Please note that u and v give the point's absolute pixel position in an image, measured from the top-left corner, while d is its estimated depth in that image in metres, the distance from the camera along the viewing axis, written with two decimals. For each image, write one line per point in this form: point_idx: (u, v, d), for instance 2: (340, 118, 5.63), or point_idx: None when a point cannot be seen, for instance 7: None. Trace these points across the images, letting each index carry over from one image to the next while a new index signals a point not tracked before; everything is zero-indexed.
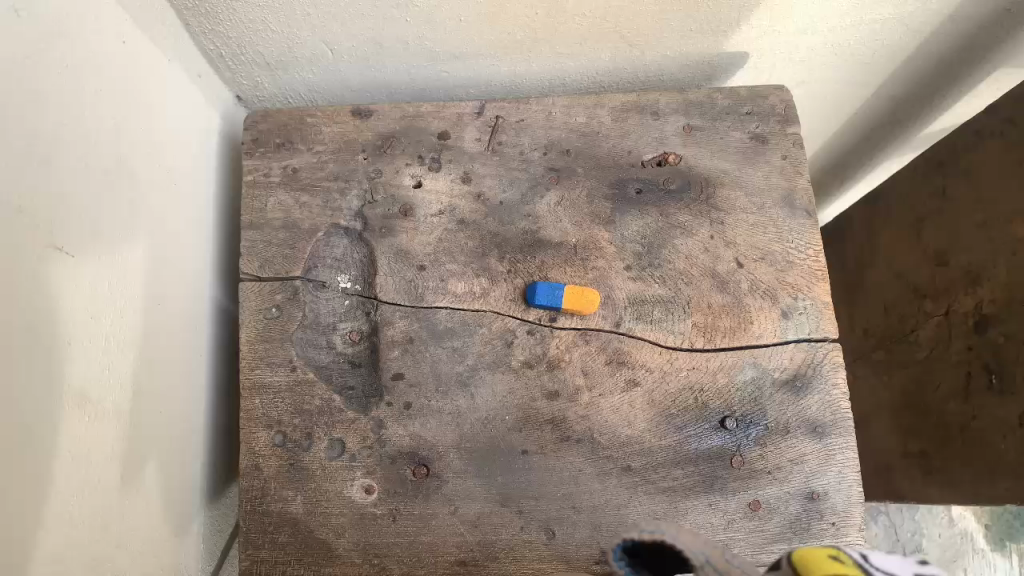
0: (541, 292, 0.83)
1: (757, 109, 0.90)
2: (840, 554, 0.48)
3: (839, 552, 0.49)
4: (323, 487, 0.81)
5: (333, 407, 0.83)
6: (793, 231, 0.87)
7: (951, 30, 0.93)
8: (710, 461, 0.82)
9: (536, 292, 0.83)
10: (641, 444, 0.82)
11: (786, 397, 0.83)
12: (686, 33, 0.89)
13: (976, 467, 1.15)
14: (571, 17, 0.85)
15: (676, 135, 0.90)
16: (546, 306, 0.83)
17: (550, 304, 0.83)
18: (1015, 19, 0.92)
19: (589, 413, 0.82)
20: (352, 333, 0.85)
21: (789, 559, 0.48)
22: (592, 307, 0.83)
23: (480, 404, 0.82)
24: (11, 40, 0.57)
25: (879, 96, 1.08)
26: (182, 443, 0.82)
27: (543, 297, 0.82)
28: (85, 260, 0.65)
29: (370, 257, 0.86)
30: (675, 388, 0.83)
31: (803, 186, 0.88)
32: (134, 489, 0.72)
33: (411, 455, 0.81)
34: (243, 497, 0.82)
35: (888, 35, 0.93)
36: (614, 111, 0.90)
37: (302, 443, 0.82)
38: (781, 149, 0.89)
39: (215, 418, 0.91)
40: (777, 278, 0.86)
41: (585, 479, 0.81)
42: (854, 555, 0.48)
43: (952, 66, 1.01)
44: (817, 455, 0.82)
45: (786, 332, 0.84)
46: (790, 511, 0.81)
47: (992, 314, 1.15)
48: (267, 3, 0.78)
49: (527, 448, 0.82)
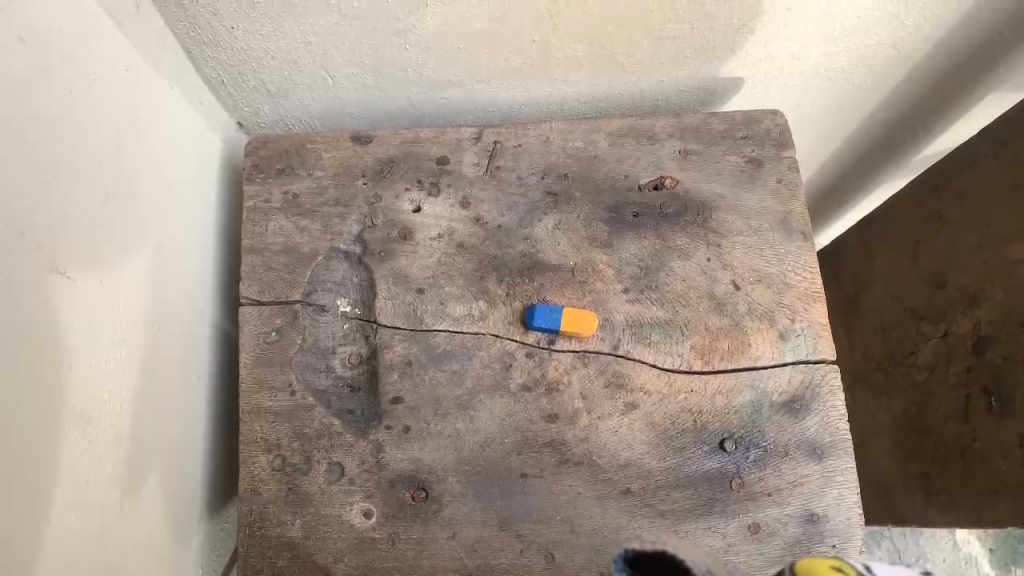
0: (540, 313, 0.83)
1: (753, 133, 0.91)
2: (844, 564, 0.47)
3: (842, 562, 0.48)
4: (322, 511, 0.81)
5: (333, 431, 0.83)
6: (791, 253, 0.87)
7: (944, 55, 0.95)
8: (710, 483, 0.82)
9: (536, 313, 0.83)
10: (641, 466, 0.82)
11: (785, 419, 0.83)
12: (682, 58, 0.90)
13: (976, 488, 1.19)
14: (568, 43, 0.86)
15: (672, 159, 0.90)
16: (546, 328, 0.84)
17: (550, 326, 0.83)
18: (1008, 43, 0.94)
19: (588, 436, 0.82)
20: (352, 356, 0.86)
21: (792, 567, 0.48)
22: (590, 328, 0.84)
23: (479, 427, 0.83)
24: (18, 65, 0.58)
25: (876, 118, 1.09)
26: (182, 464, 0.82)
27: (541, 318, 0.83)
28: (88, 285, 0.66)
29: (370, 281, 0.87)
30: (674, 410, 0.83)
31: (800, 209, 0.89)
32: (132, 512, 0.71)
33: (410, 478, 0.82)
34: (242, 521, 0.82)
35: (884, 58, 0.94)
36: (611, 136, 0.91)
37: (301, 467, 0.82)
38: (776, 173, 0.90)
39: (214, 442, 0.91)
40: (776, 300, 0.86)
41: (584, 502, 0.81)
42: (857, 564, 0.48)
43: (950, 85, 1.01)
44: (817, 477, 0.82)
45: (785, 354, 0.84)
46: (791, 533, 0.81)
47: (991, 335, 1.21)
48: (269, 30, 0.79)
49: (526, 471, 0.82)
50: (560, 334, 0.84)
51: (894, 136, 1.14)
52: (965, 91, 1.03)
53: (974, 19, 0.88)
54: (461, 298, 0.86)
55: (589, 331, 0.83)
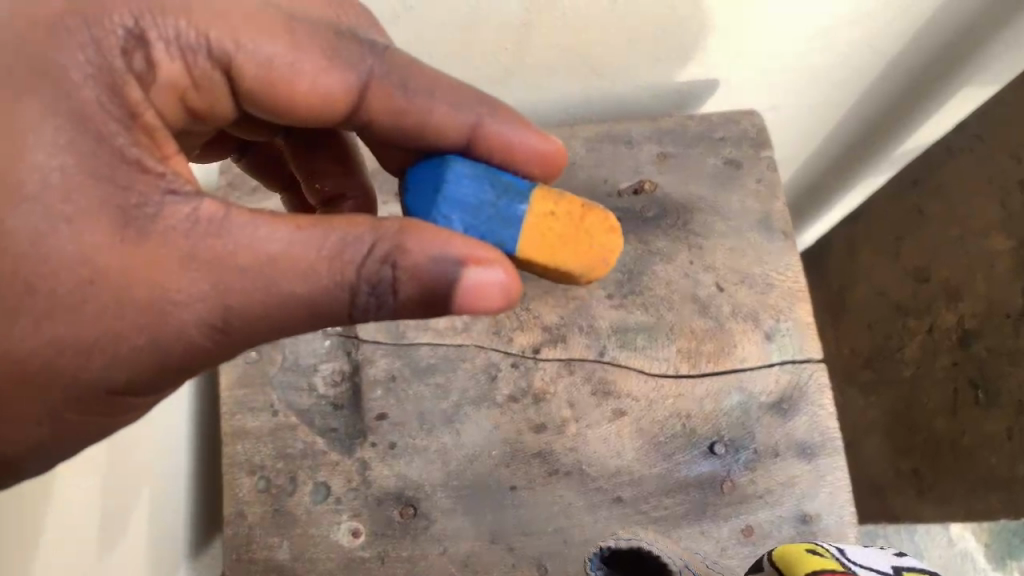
0: (423, 181, 0.57)
1: (730, 133, 0.93)
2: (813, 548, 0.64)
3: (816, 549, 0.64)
4: (308, 532, 0.79)
5: (316, 450, 0.82)
6: (772, 253, 0.88)
7: (911, 52, 0.95)
8: (701, 488, 0.80)
9: (413, 195, 0.57)
10: (631, 474, 0.80)
11: (774, 421, 0.82)
12: (654, 61, 0.90)
13: (968, 480, 1.20)
14: (541, 52, 0.86)
15: (650, 162, 0.91)
16: (467, 214, 0.56)
17: (511, 182, 0.57)
18: (977, 38, 0.94)
19: (577, 444, 0.81)
20: (334, 372, 0.84)
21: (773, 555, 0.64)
22: (613, 251, 0.60)
23: (465, 441, 0.81)
24: None
25: (850, 117, 1.08)
26: (162, 490, 0.80)
27: (451, 181, 0.56)
28: None
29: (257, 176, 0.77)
30: (663, 415, 0.82)
31: (779, 209, 0.90)
32: (113, 542, 0.70)
33: (398, 495, 0.80)
34: (228, 545, 0.79)
35: (859, 56, 0.94)
36: (588, 141, 0.92)
37: (285, 487, 0.81)
38: (755, 173, 0.91)
39: (197, 474, 0.88)
40: (759, 301, 0.86)
41: (576, 512, 0.79)
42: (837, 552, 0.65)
43: (926, 81, 1.01)
44: (807, 477, 0.80)
45: (772, 354, 0.84)
46: (783, 535, 0.78)
47: (977, 329, 1.24)
48: None
49: (515, 483, 0.80)
50: (525, 253, 0.57)
51: (868, 135, 1.13)
52: (939, 85, 1.02)
53: (943, 11, 0.88)
54: (122, 53, 0.46)
55: (615, 241, 0.60)
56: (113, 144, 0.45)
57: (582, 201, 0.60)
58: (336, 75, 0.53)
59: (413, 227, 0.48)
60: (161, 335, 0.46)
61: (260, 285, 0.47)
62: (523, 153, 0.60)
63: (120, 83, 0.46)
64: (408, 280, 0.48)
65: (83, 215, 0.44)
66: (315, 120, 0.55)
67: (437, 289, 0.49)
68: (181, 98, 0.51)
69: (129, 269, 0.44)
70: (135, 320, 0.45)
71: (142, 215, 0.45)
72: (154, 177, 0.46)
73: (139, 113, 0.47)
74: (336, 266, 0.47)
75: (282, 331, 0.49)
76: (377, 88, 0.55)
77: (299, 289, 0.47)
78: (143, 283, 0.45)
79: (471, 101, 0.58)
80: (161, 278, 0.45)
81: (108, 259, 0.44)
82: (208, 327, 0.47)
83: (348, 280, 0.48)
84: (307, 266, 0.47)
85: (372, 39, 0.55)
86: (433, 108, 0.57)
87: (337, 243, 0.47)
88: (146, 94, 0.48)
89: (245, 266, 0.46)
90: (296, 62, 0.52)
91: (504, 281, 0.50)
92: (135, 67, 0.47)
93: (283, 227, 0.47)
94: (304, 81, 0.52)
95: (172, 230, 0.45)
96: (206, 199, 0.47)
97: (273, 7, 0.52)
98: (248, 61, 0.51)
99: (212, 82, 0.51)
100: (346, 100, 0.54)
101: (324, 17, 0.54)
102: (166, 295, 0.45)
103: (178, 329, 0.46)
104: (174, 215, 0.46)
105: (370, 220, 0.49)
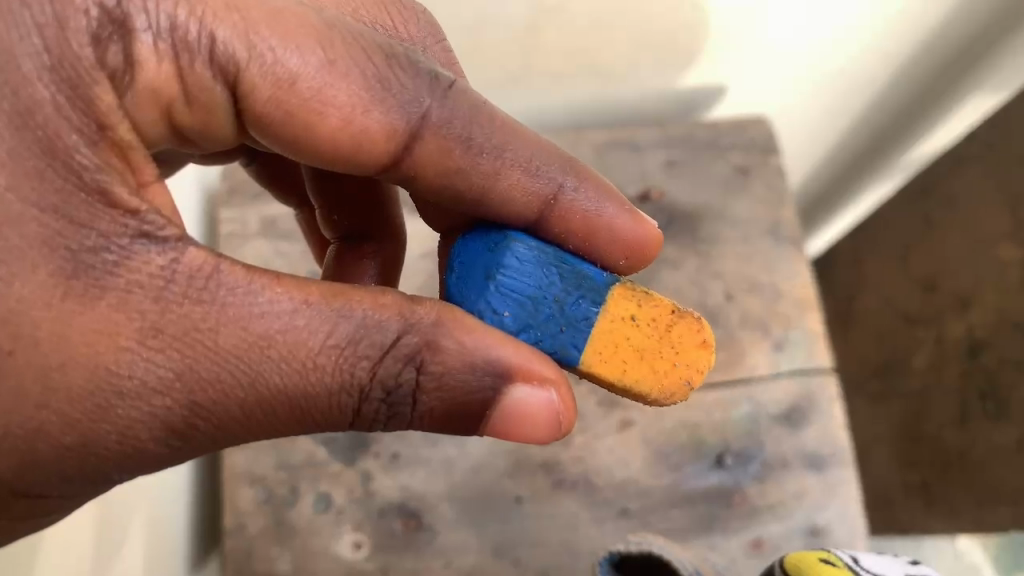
0: (473, 263, 0.48)
1: (739, 140, 0.93)
2: (827, 557, 0.65)
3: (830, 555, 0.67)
4: (309, 544, 0.78)
5: (318, 460, 0.80)
6: (781, 260, 0.87)
7: (924, 59, 0.94)
8: (708, 500, 0.78)
9: (460, 278, 0.48)
10: (638, 485, 0.79)
11: (783, 431, 0.81)
12: (662, 68, 0.90)
13: (978, 493, 1.18)
14: (548, 57, 0.85)
15: (657, 169, 0.91)
16: (524, 308, 0.47)
17: (587, 271, 0.49)
18: (988, 41, 0.92)
19: (583, 455, 0.80)
20: None
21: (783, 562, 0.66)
22: (699, 372, 0.50)
23: (470, 451, 0.80)
24: None
25: (859, 122, 1.04)
26: (162, 499, 0.79)
27: (508, 266, 0.47)
28: None
29: (271, 186, 0.75)
30: (670, 425, 0.81)
31: (787, 216, 0.89)
32: (112, 547, 0.69)
33: (401, 506, 0.79)
34: (227, 557, 0.78)
35: (866, 66, 0.93)
36: (594, 148, 0.92)
37: (286, 498, 0.79)
38: (763, 180, 0.91)
39: (198, 485, 0.87)
40: (768, 310, 0.85)
41: (582, 525, 0.78)
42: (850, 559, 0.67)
43: (939, 84, 0.98)
44: (817, 488, 0.79)
45: (780, 363, 0.83)
46: (792, 547, 0.77)
47: (987, 340, 1.23)
48: None
49: (520, 495, 0.79)
50: (590, 365, 0.48)
51: (877, 141, 1.08)
52: (951, 89, 1.00)
53: (955, 16, 0.87)
54: (92, 44, 0.40)
55: (706, 360, 0.50)
56: (75, 165, 0.40)
57: (670, 306, 0.50)
58: (381, 114, 0.47)
59: (453, 322, 0.44)
60: (103, 432, 0.40)
61: (237, 376, 0.41)
62: (608, 234, 0.52)
63: (85, 86, 0.40)
64: (430, 389, 0.44)
65: (20, 261, 0.38)
66: (347, 164, 0.49)
67: (463, 399, 0.45)
68: (167, 113, 0.45)
69: (75, 341, 0.39)
70: (79, 406, 0.40)
71: (99, 266, 0.40)
72: (122, 212, 0.40)
73: (110, 127, 0.41)
74: (341, 360, 0.42)
75: (247, 434, 0.43)
76: (432, 136, 0.48)
77: (287, 386, 0.42)
78: (90, 361, 0.39)
79: (550, 167, 0.52)
80: (115, 360, 0.40)
81: (45, 322, 0.39)
82: (161, 428, 0.41)
83: (348, 380, 0.43)
84: (303, 356, 0.42)
85: (432, 70, 0.48)
86: (505, 170, 0.50)
87: (350, 333, 0.42)
88: (120, 99, 0.42)
89: (224, 351, 0.41)
90: (323, 84, 0.46)
91: (553, 400, 0.45)
92: (110, 62, 0.41)
93: (286, 302, 0.42)
94: (332, 113, 0.46)
95: (137, 294, 0.40)
96: (192, 248, 0.41)
97: (311, 8, 0.46)
98: (258, 74, 0.45)
99: (207, 96, 0.45)
100: (391, 143, 0.48)
101: (377, 36, 0.47)
102: (116, 382, 0.40)
103: (124, 424, 0.40)
104: (145, 268, 0.40)
105: (400, 303, 0.44)
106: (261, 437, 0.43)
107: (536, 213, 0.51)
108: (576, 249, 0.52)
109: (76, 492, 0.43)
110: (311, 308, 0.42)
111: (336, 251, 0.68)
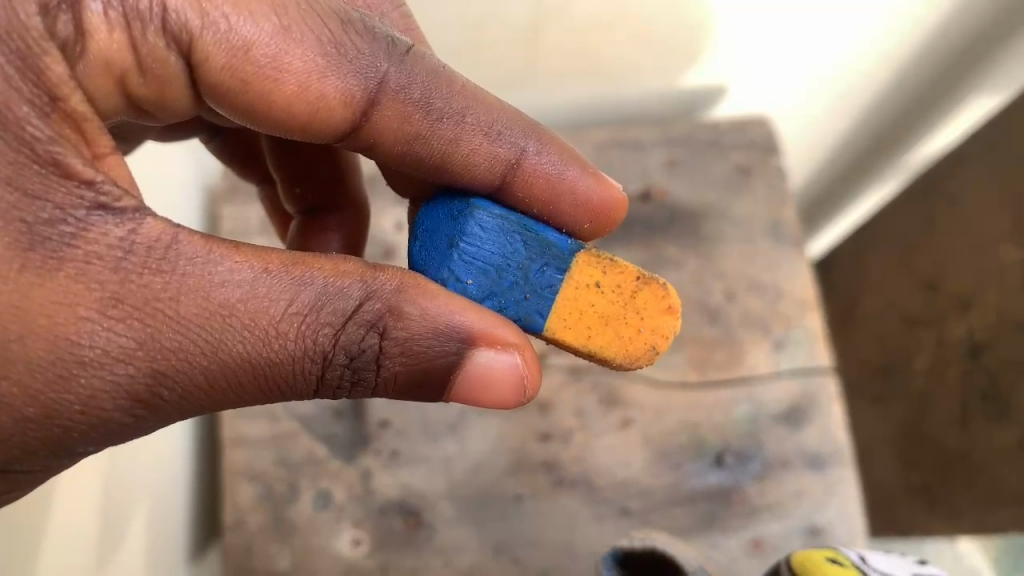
0: (435, 230, 0.47)
1: (740, 141, 0.93)
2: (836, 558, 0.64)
3: (837, 555, 0.65)
4: (309, 541, 0.78)
5: (318, 458, 0.81)
6: (782, 260, 0.87)
7: (927, 60, 0.93)
8: (709, 499, 0.78)
9: (423, 245, 0.47)
10: (638, 484, 0.79)
11: (782, 431, 0.81)
12: (664, 69, 0.90)
13: (978, 492, 1.19)
14: (550, 57, 0.85)
15: (658, 168, 0.92)
16: (487, 276, 0.46)
17: (551, 239, 0.47)
18: (992, 41, 0.92)
19: (583, 454, 0.80)
20: None
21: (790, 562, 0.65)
22: (665, 337, 0.49)
23: (470, 450, 0.80)
24: None
25: (861, 122, 1.03)
26: (163, 492, 0.79)
27: (470, 234, 0.46)
28: None
29: (240, 166, 0.74)
30: (670, 425, 0.81)
31: (788, 216, 0.89)
32: (116, 540, 0.70)
33: (400, 504, 0.79)
34: (227, 554, 0.78)
35: (868, 66, 0.93)
36: (596, 148, 0.92)
37: (286, 495, 0.79)
38: (764, 179, 0.91)
39: (198, 481, 0.87)
40: (769, 310, 0.85)
41: (582, 523, 0.77)
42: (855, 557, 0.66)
43: (942, 84, 0.98)
44: (817, 488, 0.79)
45: (780, 363, 0.83)
46: (793, 547, 0.76)
47: (988, 342, 1.20)
48: None
49: (520, 493, 0.79)
50: (554, 331, 0.47)
51: (877, 140, 1.08)
52: (953, 89, 0.99)
53: (958, 17, 0.87)
54: (40, 12, 0.38)
55: (671, 325, 0.49)
56: (27, 136, 0.37)
57: (634, 272, 0.48)
58: (336, 79, 0.46)
59: (415, 286, 0.43)
60: (67, 403, 0.38)
61: (201, 344, 0.39)
62: (570, 198, 0.52)
63: (34, 56, 0.37)
64: (393, 353, 0.43)
65: None
66: (309, 133, 0.48)
67: (427, 364, 0.43)
68: (122, 82, 0.43)
69: (35, 311, 0.37)
70: (40, 377, 0.37)
71: (56, 237, 0.37)
72: (76, 185, 0.38)
73: (61, 96, 0.38)
74: (303, 327, 0.41)
75: (213, 405, 0.41)
76: (390, 101, 0.48)
77: (251, 354, 0.40)
78: (49, 332, 0.37)
79: (510, 130, 0.51)
80: (75, 330, 0.37)
81: (7, 297, 0.36)
82: (127, 398, 0.39)
83: (311, 347, 0.41)
84: (265, 323, 0.40)
85: (389, 36, 0.48)
86: (463, 135, 0.50)
87: (312, 300, 0.41)
88: (70, 70, 0.39)
89: (187, 319, 0.39)
90: (279, 51, 0.45)
91: (518, 364, 0.44)
92: (61, 31, 0.39)
93: (245, 269, 0.40)
94: (287, 80, 0.45)
95: (96, 265, 0.38)
96: (149, 219, 0.39)
97: None
98: (212, 41, 0.43)
99: (167, 69, 0.44)
100: (347, 109, 0.47)
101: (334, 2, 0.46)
102: (76, 352, 0.38)
103: (88, 396, 0.38)
104: (102, 240, 0.38)
105: (361, 269, 0.42)
106: (224, 407, 0.42)
107: (496, 177, 0.50)
108: (539, 215, 0.52)
109: (38, 466, 0.41)
110: (269, 274, 0.40)
111: (300, 225, 0.68)
